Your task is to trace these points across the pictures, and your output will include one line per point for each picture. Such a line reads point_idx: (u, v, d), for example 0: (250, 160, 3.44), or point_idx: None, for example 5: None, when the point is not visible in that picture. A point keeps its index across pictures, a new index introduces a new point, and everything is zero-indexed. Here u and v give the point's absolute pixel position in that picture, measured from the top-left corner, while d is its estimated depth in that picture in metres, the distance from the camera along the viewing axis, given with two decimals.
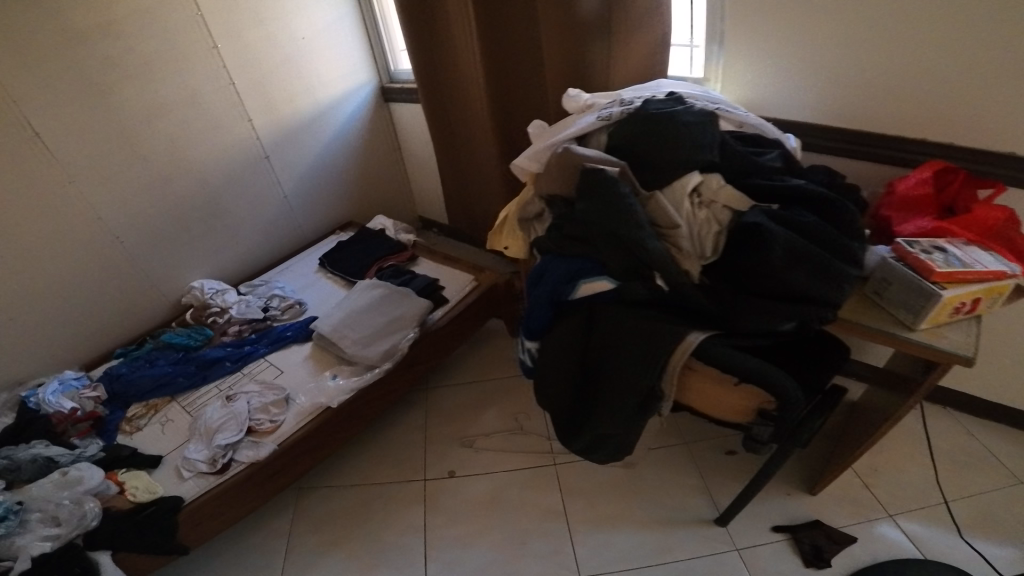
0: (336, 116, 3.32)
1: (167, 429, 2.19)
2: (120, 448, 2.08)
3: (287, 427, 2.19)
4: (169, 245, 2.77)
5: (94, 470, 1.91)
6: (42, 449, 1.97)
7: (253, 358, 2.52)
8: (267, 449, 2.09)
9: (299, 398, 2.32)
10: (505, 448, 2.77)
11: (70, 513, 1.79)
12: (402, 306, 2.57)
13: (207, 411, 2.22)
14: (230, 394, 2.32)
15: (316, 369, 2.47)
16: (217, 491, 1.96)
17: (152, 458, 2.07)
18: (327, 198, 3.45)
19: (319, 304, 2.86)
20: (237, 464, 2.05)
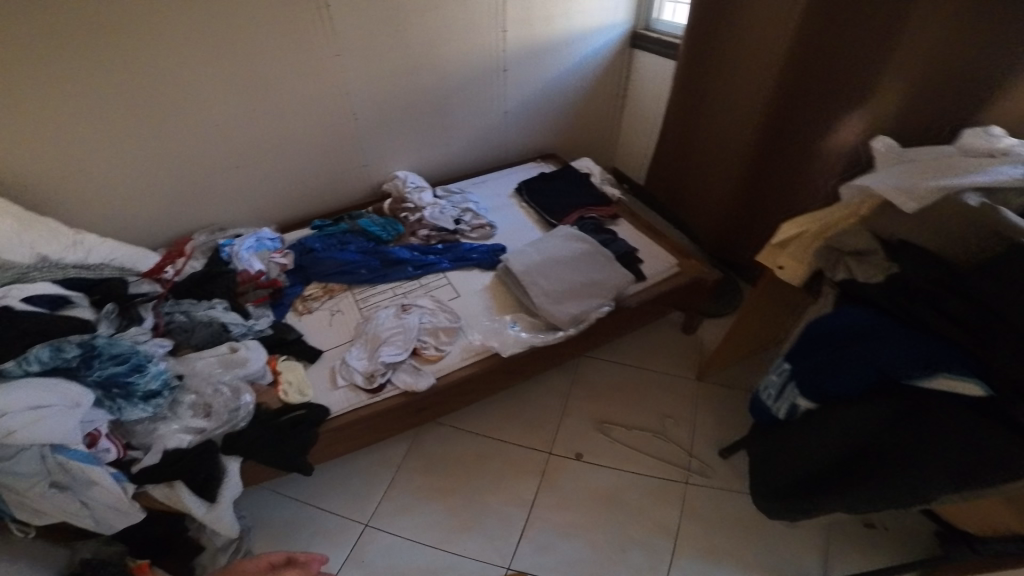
0: (582, 47, 2.79)
1: (334, 323, 2.18)
2: (287, 331, 2.11)
3: (448, 363, 2.03)
4: (381, 134, 2.63)
5: (259, 356, 1.93)
6: (222, 315, 2.03)
7: (430, 270, 2.34)
8: (426, 381, 1.95)
9: (466, 334, 2.12)
10: (641, 448, 2.37)
11: (220, 405, 1.76)
12: (604, 273, 2.20)
13: (372, 317, 2.14)
14: (400, 304, 2.18)
15: (487, 306, 2.22)
16: (365, 407, 1.91)
17: (312, 353, 2.07)
18: (544, 131, 3.06)
19: (507, 232, 2.54)
20: (390, 389, 1.97)
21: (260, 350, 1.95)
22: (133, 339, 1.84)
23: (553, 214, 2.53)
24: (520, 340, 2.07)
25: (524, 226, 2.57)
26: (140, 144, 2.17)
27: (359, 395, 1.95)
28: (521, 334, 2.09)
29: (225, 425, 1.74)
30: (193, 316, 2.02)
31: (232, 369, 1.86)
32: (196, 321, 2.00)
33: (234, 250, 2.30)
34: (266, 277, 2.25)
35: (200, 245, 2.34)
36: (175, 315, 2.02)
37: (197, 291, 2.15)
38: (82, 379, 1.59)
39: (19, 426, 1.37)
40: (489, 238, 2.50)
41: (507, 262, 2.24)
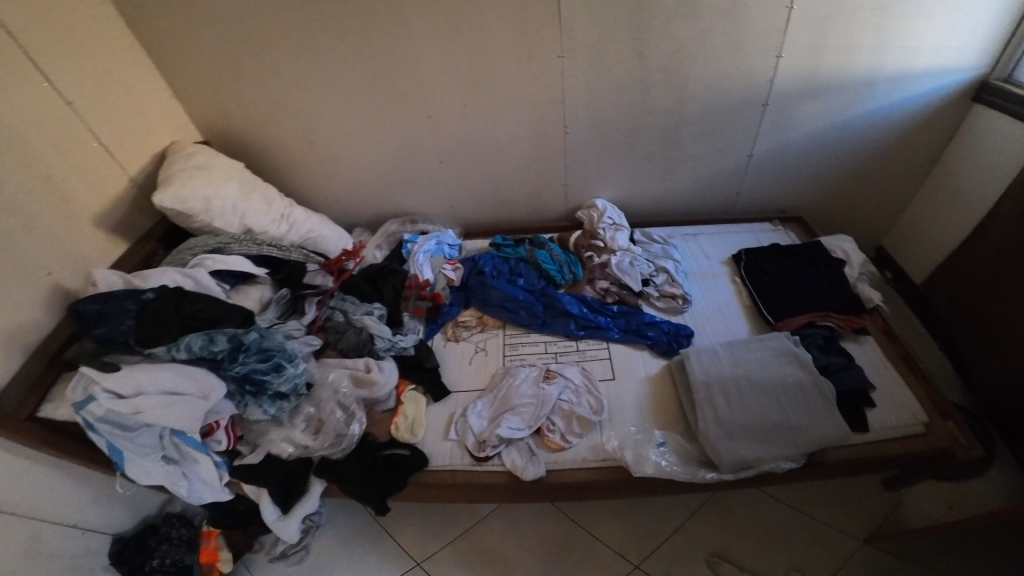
0: (891, 96, 2.04)
1: (474, 364, 2.01)
2: (427, 356, 2.00)
3: (567, 458, 1.72)
4: (591, 158, 2.29)
5: (392, 380, 1.90)
6: (377, 327, 1.97)
7: (597, 334, 2.00)
8: (535, 472, 1.68)
9: (600, 430, 1.76)
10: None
11: (331, 426, 1.81)
12: (814, 417, 1.58)
13: (514, 372, 1.92)
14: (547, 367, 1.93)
15: (642, 403, 1.80)
16: (461, 471, 1.75)
17: (442, 390, 1.94)
18: (796, 189, 2.38)
19: (701, 312, 2.03)
20: (495, 461, 1.75)
21: (394, 374, 1.91)
22: (287, 333, 1.88)
23: (772, 308, 1.93)
24: (658, 467, 1.62)
25: (727, 309, 2.03)
26: (351, 118, 2.22)
27: (463, 457, 1.78)
28: (658, 459, 1.64)
29: (326, 448, 1.79)
30: (351, 319, 2.00)
31: (358, 390, 1.87)
32: (352, 326, 1.99)
33: (412, 252, 2.27)
34: (429, 289, 2.16)
35: (383, 233, 2.40)
36: (335, 314, 2.02)
37: (362, 290, 2.11)
38: (223, 372, 1.69)
39: (150, 408, 1.51)
40: (677, 316, 2.04)
41: (689, 359, 1.77)
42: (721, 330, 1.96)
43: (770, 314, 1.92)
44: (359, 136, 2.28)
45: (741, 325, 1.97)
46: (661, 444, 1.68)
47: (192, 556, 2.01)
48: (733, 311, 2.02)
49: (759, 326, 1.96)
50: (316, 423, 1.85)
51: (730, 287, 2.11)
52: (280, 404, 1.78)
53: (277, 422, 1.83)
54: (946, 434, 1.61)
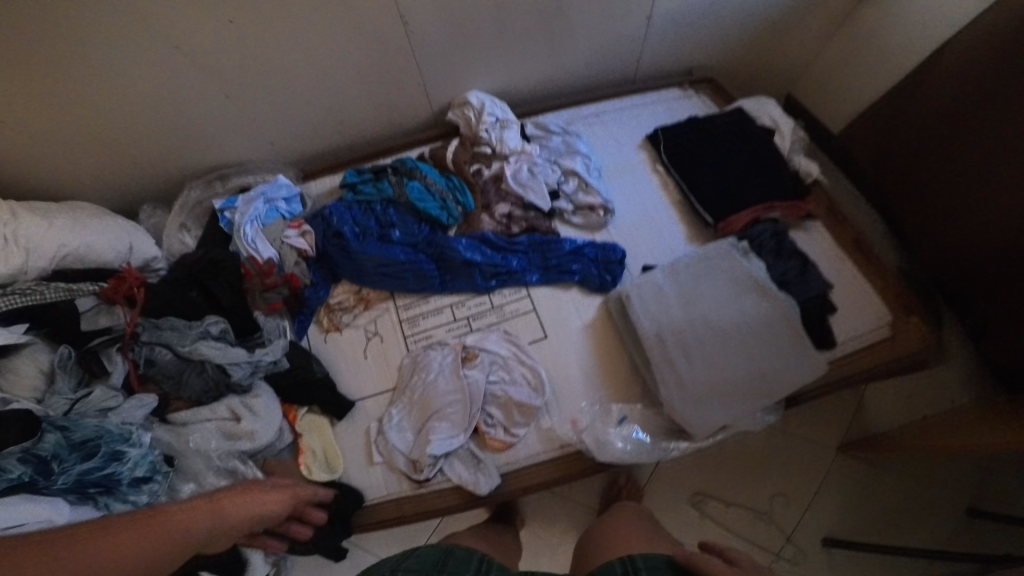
0: None
1: (372, 357, 1.39)
2: (310, 364, 1.33)
3: (519, 459, 1.29)
4: (445, 48, 1.63)
5: (275, 416, 1.28)
6: (223, 354, 1.27)
7: (512, 280, 1.45)
8: (489, 485, 1.24)
9: (547, 412, 1.32)
10: (737, 530, 1.55)
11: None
12: (787, 353, 1.31)
13: (420, 362, 1.35)
14: (466, 340, 1.37)
15: (588, 365, 1.38)
16: (409, 502, 1.27)
17: (345, 404, 1.33)
18: (701, 37, 1.89)
19: (629, 224, 1.63)
20: (441, 479, 1.28)
21: (274, 409, 1.28)
22: (98, 409, 1.19)
23: (713, 207, 1.58)
24: (623, 453, 1.28)
25: (654, 216, 1.65)
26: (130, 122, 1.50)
27: (404, 485, 1.28)
28: (620, 445, 1.29)
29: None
30: (182, 355, 1.27)
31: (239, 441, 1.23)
32: (189, 364, 1.27)
33: (236, 223, 1.44)
34: (278, 271, 1.43)
35: (184, 205, 1.66)
36: (156, 360, 1.28)
37: (181, 311, 1.35)
38: (44, 492, 1.06)
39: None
40: (603, 233, 1.61)
41: (630, 307, 1.37)
42: (658, 248, 1.59)
43: (710, 217, 1.57)
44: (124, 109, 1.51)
45: (677, 233, 1.62)
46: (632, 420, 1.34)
47: None
48: (664, 216, 1.65)
49: (696, 233, 1.63)
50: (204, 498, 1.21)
51: (652, 183, 1.72)
52: (150, 488, 1.15)
53: None
54: (912, 334, 1.42)
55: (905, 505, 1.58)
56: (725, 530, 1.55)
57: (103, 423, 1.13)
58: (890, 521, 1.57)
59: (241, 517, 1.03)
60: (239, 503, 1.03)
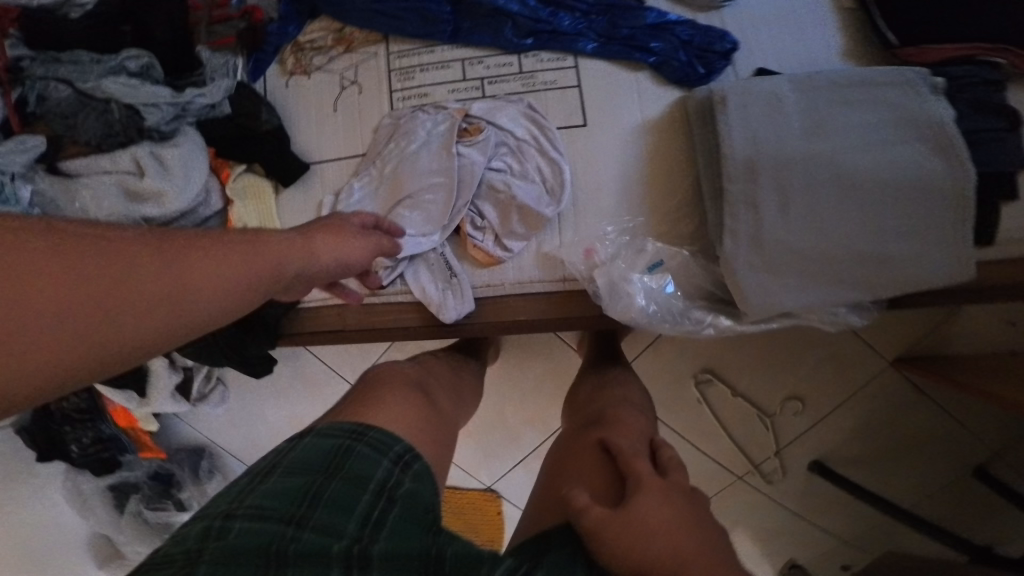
0: None
1: (342, 108, 0.99)
2: (256, 110, 0.96)
3: (505, 279, 0.96)
4: None
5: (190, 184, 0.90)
6: (136, 93, 0.91)
7: (556, 41, 1.01)
8: (465, 305, 0.94)
9: (556, 231, 0.96)
10: (727, 425, 1.28)
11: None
12: (927, 240, 0.88)
13: (400, 128, 0.97)
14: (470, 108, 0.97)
15: (628, 187, 0.97)
16: (353, 311, 0.97)
17: (295, 170, 0.96)
18: None
19: (761, 16, 1.08)
20: (399, 289, 0.97)
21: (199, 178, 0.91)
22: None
23: (894, 23, 1.02)
24: (643, 311, 0.93)
25: (794, 9, 1.09)
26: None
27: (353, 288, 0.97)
28: (642, 303, 0.94)
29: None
30: (80, 90, 0.91)
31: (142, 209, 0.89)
32: (89, 104, 0.91)
33: None
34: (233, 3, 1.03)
35: None
36: (47, 96, 0.92)
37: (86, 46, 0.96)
38: None
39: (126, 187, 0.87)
40: (711, 16, 1.09)
41: (723, 116, 0.93)
42: (789, 52, 1.07)
43: (894, 37, 1.02)
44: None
45: (823, 41, 1.07)
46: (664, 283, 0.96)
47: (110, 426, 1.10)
48: (812, 9, 1.08)
49: (855, 47, 1.07)
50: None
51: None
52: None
53: None
54: None
55: (929, 431, 1.24)
56: (716, 422, 1.28)
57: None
58: (905, 446, 1.26)
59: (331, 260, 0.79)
60: (330, 241, 0.79)
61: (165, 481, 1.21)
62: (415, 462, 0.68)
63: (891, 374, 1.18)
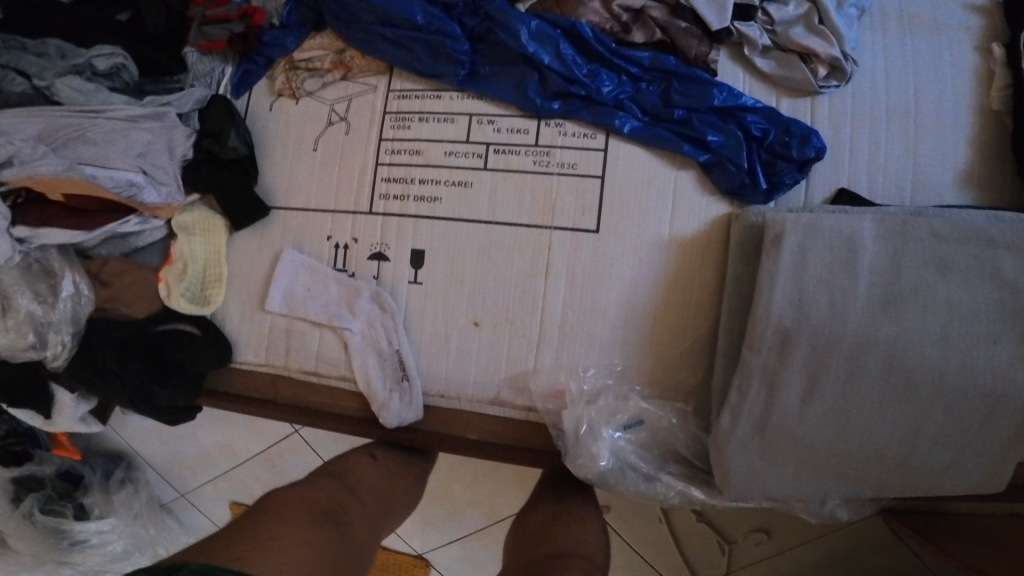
0: None
1: (325, 153, 0.85)
2: (226, 129, 0.83)
3: (461, 393, 0.83)
4: None
5: (94, 130, 0.77)
6: (89, 103, 0.82)
7: (589, 112, 0.79)
8: (412, 415, 0.84)
9: (532, 351, 0.80)
10: (682, 544, 1.15)
11: (22, 309, 0.80)
12: (965, 465, 0.72)
13: (380, 193, 0.82)
14: (465, 186, 0.79)
15: (631, 319, 0.77)
16: (288, 381, 0.87)
17: (251, 207, 0.83)
18: None
19: (885, 129, 0.80)
20: (342, 373, 0.85)
21: (144, 142, 0.79)
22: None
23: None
24: (603, 469, 0.80)
25: (927, 123, 0.79)
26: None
27: (290, 359, 0.86)
28: (605, 465, 0.80)
29: (27, 347, 0.81)
30: (38, 87, 0.83)
31: (30, 169, 0.73)
32: (45, 104, 0.84)
33: None
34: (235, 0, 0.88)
35: None
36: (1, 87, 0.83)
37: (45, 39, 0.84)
38: None
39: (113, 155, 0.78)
40: (798, 102, 0.80)
41: (770, 262, 0.71)
42: (888, 171, 0.78)
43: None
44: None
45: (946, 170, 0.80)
46: (639, 445, 0.81)
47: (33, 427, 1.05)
48: (941, 113, 0.79)
49: (988, 182, 0.78)
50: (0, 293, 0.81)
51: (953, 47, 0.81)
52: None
53: None
54: None
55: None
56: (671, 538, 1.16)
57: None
58: None
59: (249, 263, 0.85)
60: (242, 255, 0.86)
61: (76, 481, 1.16)
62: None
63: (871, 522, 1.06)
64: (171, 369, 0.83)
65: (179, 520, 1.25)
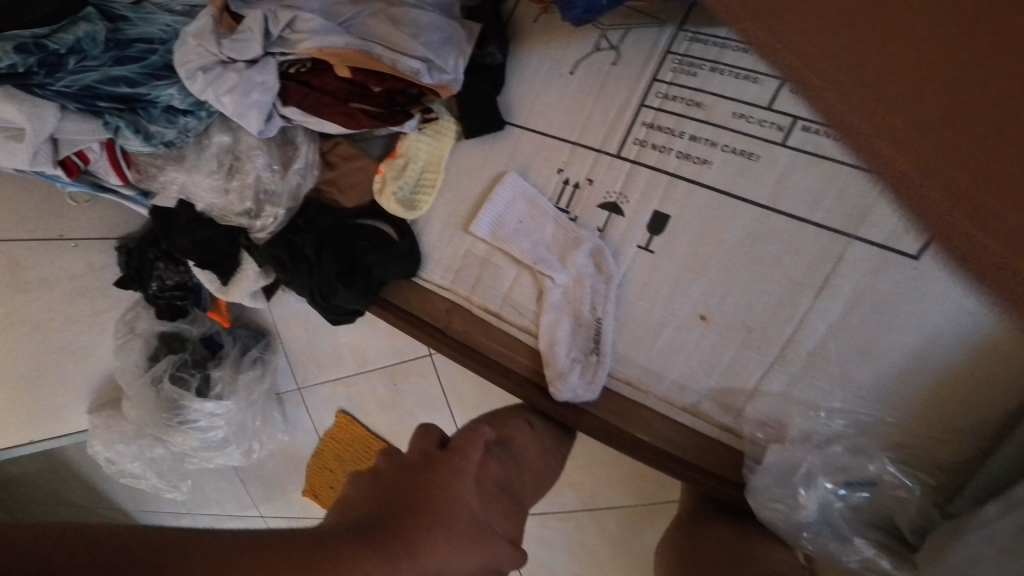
0: None
1: (580, 83, 0.73)
2: (489, 34, 0.74)
3: (652, 387, 0.72)
4: None
5: (387, 11, 0.66)
6: None
7: None
8: (589, 393, 0.73)
9: (759, 371, 0.66)
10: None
11: (251, 174, 0.74)
12: None
13: (634, 138, 0.70)
14: (749, 157, 0.64)
15: (911, 377, 0.60)
16: (464, 314, 0.79)
17: (489, 119, 0.74)
18: None
19: None
20: (527, 323, 0.76)
21: (429, 21, 0.66)
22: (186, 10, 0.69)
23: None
24: (797, 523, 0.67)
25: None
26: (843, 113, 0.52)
27: (477, 290, 0.78)
28: (807, 517, 0.66)
29: (241, 213, 0.76)
30: None
31: (320, 40, 0.63)
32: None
33: None
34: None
35: None
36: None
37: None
38: (47, 87, 0.64)
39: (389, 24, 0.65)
40: None
41: None
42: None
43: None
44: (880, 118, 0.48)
45: None
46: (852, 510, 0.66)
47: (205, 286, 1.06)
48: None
49: None
50: (237, 153, 0.74)
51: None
52: (190, 125, 0.71)
53: (173, 158, 0.75)
54: None
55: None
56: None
57: (179, 22, 0.68)
58: None
59: (477, 184, 0.76)
60: (466, 176, 0.76)
61: (214, 350, 1.20)
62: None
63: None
64: (359, 270, 0.75)
65: (285, 416, 1.24)
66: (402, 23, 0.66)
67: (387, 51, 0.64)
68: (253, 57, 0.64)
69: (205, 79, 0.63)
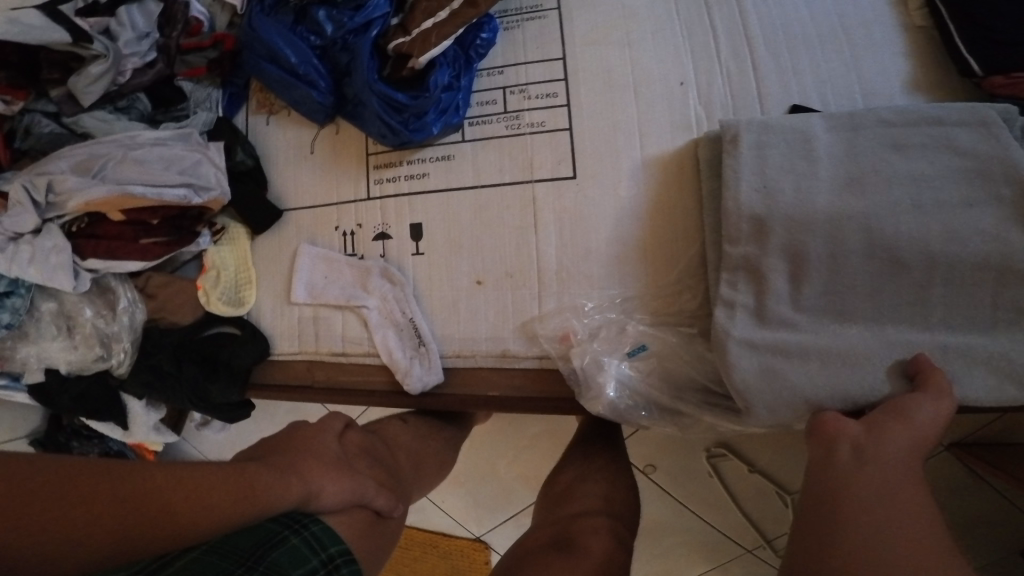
0: None
1: (321, 157, 0.91)
2: (233, 146, 0.90)
3: (475, 350, 0.84)
4: None
5: (132, 153, 0.82)
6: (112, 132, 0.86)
7: (541, 70, 0.85)
8: (435, 378, 0.84)
9: (536, 298, 0.82)
10: (739, 498, 1.07)
11: (87, 324, 0.88)
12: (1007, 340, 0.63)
13: (375, 179, 0.88)
14: (449, 158, 0.85)
15: (619, 257, 0.80)
16: (321, 365, 0.89)
17: (263, 208, 0.89)
18: None
19: (804, 42, 0.82)
20: (367, 348, 0.87)
21: (169, 150, 0.84)
22: None
23: (983, 48, 0.73)
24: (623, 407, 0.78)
25: (846, 33, 0.82)
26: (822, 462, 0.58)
27: (319, 341, 0.89)
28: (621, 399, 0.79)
29: (96, 359, 0.90)
30: (65, 125, 0.87)
31: (84, 196, 0.79)
32: (73, 140, 0.87)
33: None
34: (209, 32, 0.91)
35: None
36: (29, 131, 0.87)
37: (51, 80, 0.84)
38: None
39: (136, 161, 0.82)
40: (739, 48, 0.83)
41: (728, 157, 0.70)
42: (833, 80, 0.80)
43: (978, 66, 0.74)
44: (819, 518, 0.51)
45: (886, 74, 0.80)
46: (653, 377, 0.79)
47: (119, 442, 1.15)
48: (871, 34, 0.82)
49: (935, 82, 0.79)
50: (67, 314, 0.88)
51: None
52: (17, 305, 0.84)
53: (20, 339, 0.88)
54: None
55: (999, 519, 0.95)
56: (724, 493, 1.08)
57: None
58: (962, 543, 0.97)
59: (279, 265, 0.90)
60: (269, 260, 0.91)
61: None
62: (342, 572, 0.54)
63: (946, 461, 0.95)
64: (221, 367, 0.89)
65: None
66: (147, 157, 0.82)
67: (145, 185, 0.81)
68: (36, 225, 0.81)
69: (6, 258, 0.79)
